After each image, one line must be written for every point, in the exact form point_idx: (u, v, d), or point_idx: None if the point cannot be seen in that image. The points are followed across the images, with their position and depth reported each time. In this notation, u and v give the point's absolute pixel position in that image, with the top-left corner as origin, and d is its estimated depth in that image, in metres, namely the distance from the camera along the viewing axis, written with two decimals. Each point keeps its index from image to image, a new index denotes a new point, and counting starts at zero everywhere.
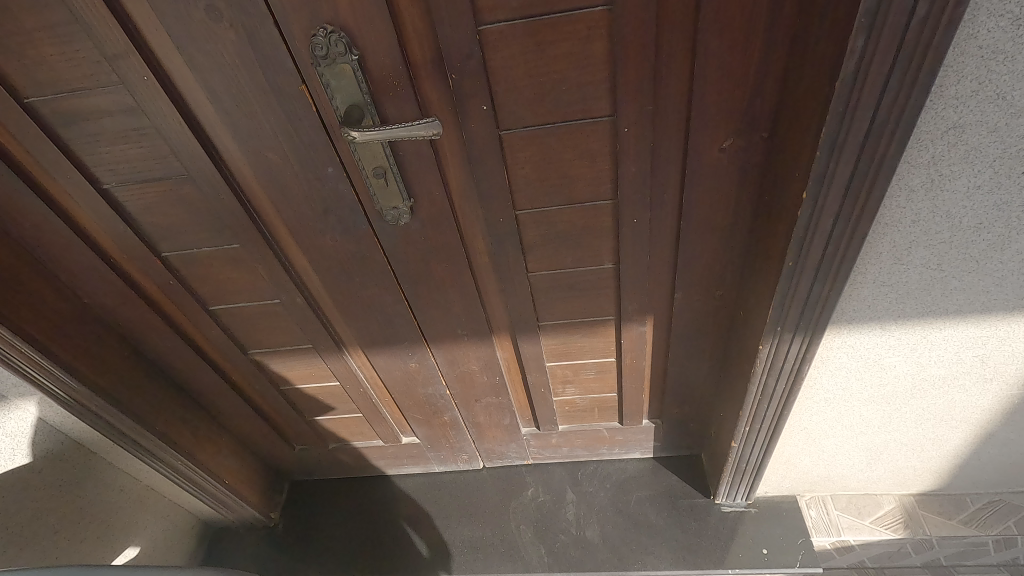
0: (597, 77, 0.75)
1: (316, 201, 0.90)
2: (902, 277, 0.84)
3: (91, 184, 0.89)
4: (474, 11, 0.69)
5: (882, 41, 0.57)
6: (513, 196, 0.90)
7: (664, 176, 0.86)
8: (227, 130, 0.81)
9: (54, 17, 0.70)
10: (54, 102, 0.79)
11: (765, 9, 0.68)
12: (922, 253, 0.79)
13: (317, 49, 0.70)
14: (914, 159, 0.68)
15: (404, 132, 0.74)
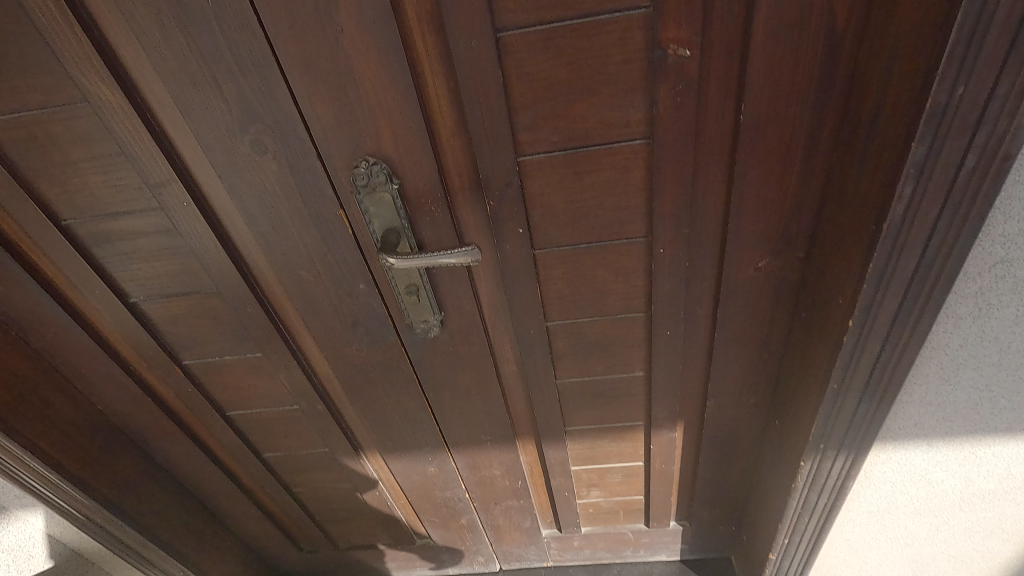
0: (634, 202, 0.75)
1: (345, 314, 0.89)
2: (957, 405, 0.75)
3: (119, 299, 0.88)
4: (514, 145, 0.70)
5: (929, 189, 0.55)
6: (544, 309, 0.89)
7: (698, 291, 0.85)
8: (261, 250, 0.80)
9: (100, 150, 0.71)
10: (90, 223, 0.79)
11: (803, 145, 0.68)
12: (979, 383, 0.71)
13: (359, 179, 0.70)
14: (958, 291, 0.62)
15: (442, 258, 0.74)
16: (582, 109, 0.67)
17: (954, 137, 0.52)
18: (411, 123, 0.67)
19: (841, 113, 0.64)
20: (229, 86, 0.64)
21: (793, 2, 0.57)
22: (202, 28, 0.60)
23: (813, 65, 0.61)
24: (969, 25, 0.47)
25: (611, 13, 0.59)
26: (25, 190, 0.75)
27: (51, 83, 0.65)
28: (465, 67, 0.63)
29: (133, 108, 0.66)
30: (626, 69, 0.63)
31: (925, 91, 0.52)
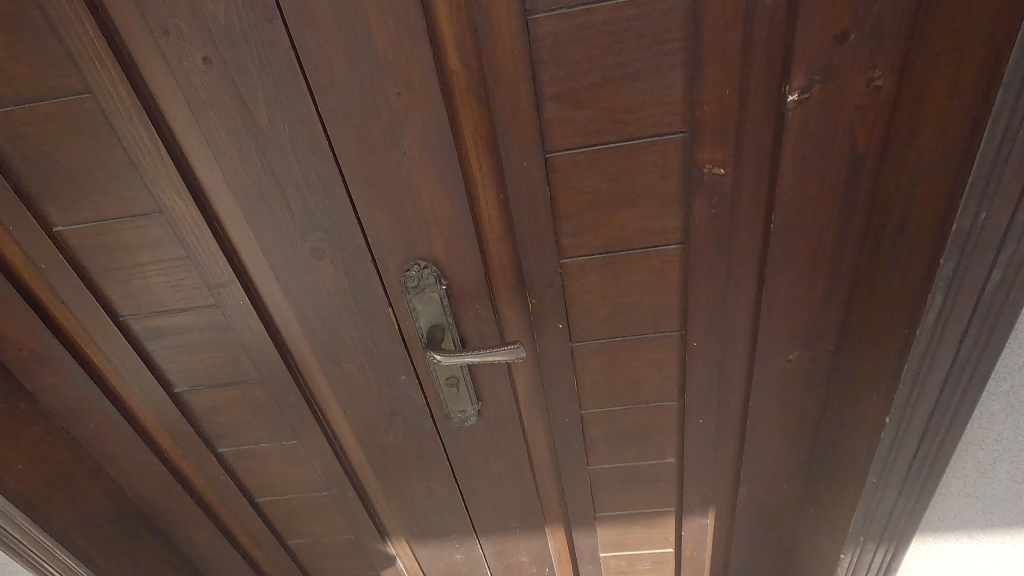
0: (669, 299, 0.79)
1: (384, 403, 0.90)
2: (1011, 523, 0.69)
3: (164, 389, 0.90)
4: (557, 248, 0.74)
5: (958, 298, 0.58)
6: (580, 398, 0.91)
7: (730, 381, 0.87)
8: (308, 343, 0.83)
9: (166, 254, 0.75)
10: (147, 319, 0.82)
11: (830, 249, 0.72)
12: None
13: (409, 280, 0.74)
14: (993, 390, 0.61)
15: (486, 356, 0.75)
16: (622, 217, 0.71)
17: (980, 253, 0.55)
18: (462, 230, 0.71)
19: (865, 222, 0.69)
20: (296, 200, 0.69)
21: (818, 129, 0.63)
22: (277, 151, 0.65)
23: (838, 181, 0.66)
24: (988, 161, 0.51)
25: (651, 137, 0.65)
26: (89, 290, 0.78)
27: (130, 197, 0.70)
28: (515, 183, 0.68)
29: (204, 218, 0.70)
30: (664, 184, 0.68)
31: (950, 213, 0.56)
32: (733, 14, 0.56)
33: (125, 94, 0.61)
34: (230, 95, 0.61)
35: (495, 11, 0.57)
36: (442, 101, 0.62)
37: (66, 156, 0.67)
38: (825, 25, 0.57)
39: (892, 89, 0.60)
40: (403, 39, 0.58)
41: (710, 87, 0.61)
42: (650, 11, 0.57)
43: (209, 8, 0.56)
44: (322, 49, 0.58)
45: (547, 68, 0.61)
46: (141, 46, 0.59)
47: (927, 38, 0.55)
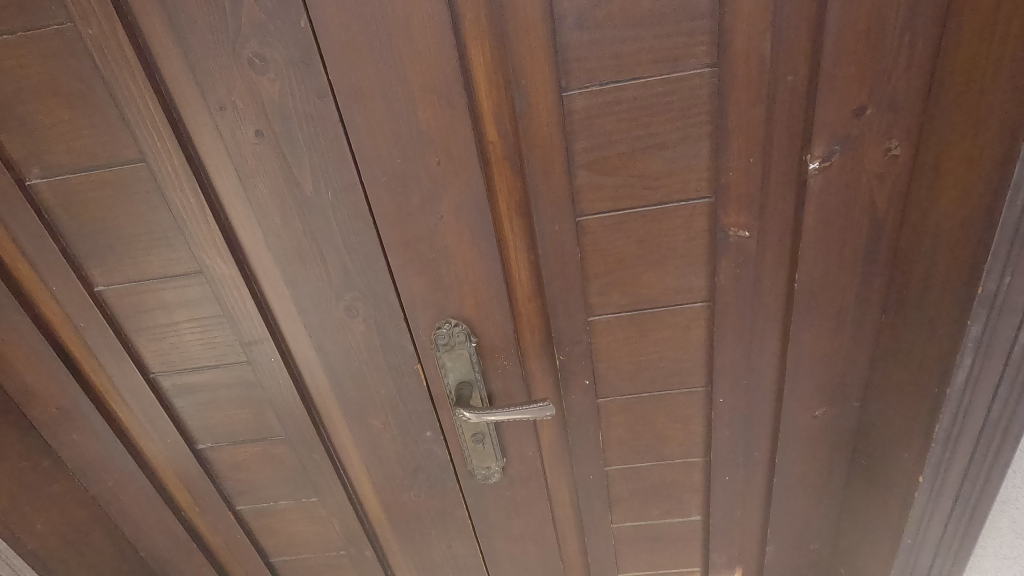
0: (694, 355, 0.80)
1: (408, 460, 0.90)
2: None
3: (187, 445, 0.90)
4: (585, 306, 0.75)
5: (988, 359, 0.60)
6: (604, 454, 0.90)
7: (756, 438, 0.87)
8: (335, 400, 0.84)
9: (202, 312, 0.76)
10: (176, 375, 0.83)
11: (854, 308, 0.73)
12: None
13: (440, 337, 0.76)
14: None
15: (514, 414, 0.75)
16: (649, 277, 0.73)
17: (1006, 315, 0.57)
18: (493, 289, 0.73)
19: (887, 282, 0.71)
20: (334, 261, 0.71)
21: (839, 195, 0.66)
22: (319, 215, 0.68)
23: (859, 243, 0.69)
24: (1009, 228, 0.53)
25: (678, 202, 0.68)
26: (123, 347, 0.79)
27: (172, 258, 0.72)
28: (546, 245, 0.70)
29: (244, 279, 0.72)
30: (690, 245, 0.70)
31: (974, 278, 0.58)
32: (756, 91, 0.60)
33: (179, 163, 0.64)
34: (279, 164, 0.65)
35: (533, 89, 0.61)
36: (478, 169, 0.65)
37: (115, 220, 0.70)
38: (843, 101, 0.60)
39: (908, 158, 0.63)
40: (445, 113, 0.62)
41: (735, 156, 0.64)
42: (678, 88, 0.61)
43: (265, 85, 0.60)
44: (368, 122, 0.62)
45: (580, 139, 0.64)
46: (198, 120, 0.62)
47: (941, 114, 0.58)
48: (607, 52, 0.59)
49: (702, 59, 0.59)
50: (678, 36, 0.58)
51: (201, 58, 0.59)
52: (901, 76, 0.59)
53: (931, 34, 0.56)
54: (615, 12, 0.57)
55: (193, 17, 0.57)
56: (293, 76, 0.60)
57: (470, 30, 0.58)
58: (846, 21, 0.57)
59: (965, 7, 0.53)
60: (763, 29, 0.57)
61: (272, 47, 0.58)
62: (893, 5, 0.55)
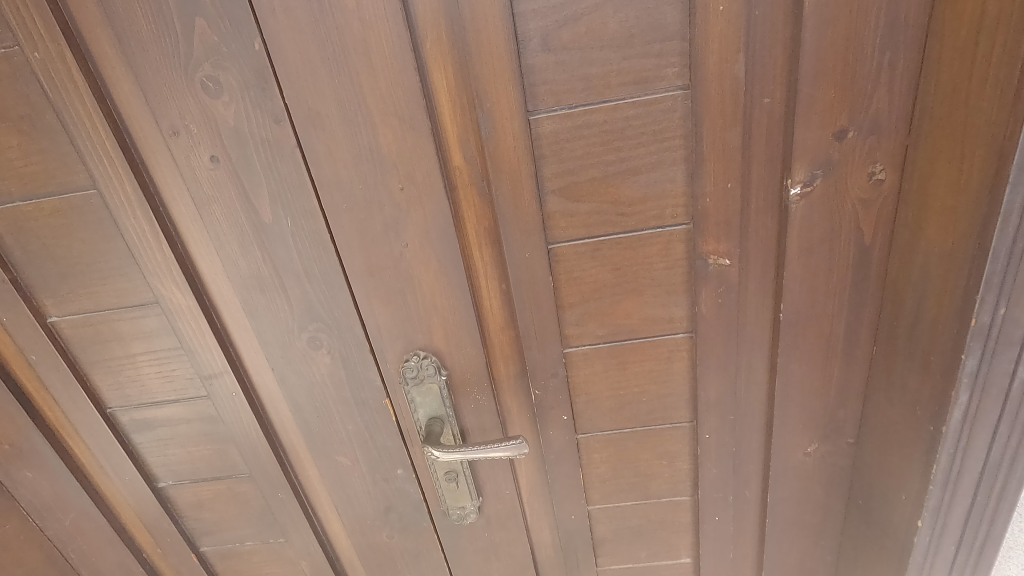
0: (677, 389, 0.76)
1: (379, 499, 0.85)
2: None
3: (147, 483, 0.85)
4: (561, 337, 0.72)
5: (986, 396, 0.56)
6: (586, 492, 0.85)
7: (746, 476, 0.82)
8: (301, 436, 0.80)
9: (160, 344, 0.73)
10: (134, 410, 0.79)
11: (843, 338, 0.69)
12: None
13: (408, 370, 0.72)
14: None
15: (487, 451, 0.71)
16: (627, 307, 0.70)
17: (1004, 350, 0.53)
18: (463, 320, 0.69)
19: (877, 312, 0.67)
20: (295, 290, 0.68)
21: (823, 221, 0.62)
22: (279, 244, 0.65)
23: (846, 271, 0.65)
24: (1002, 257, 0.50)
25: (654, 229, 0.64)
26: (77, 380, 0.75)
27: (127, 288, 0.69)
28: (517, 273, 0.67)
29: (201, 309, 0.69)
30: (669, 274, 0.67)
31: (966, 309, 0.54)
32: (731, 114, 0.57)
33: (131, 189, 0.62)
34: (236, 191, 0.62)
35: (498, 112, 0.58)
36: (444, 195, 0.62)
37: (67, 248, 0.67)
38: (823, 123, 0.58)
39: (894, 182, 0.60)
40: (408, 137, 0.59)
41: (712, 181, 0.61)
42: (650, 111, 0.58)
43: (219, 109, 0.58)
44: (327, 147, 0.59)
45: (549, 164, 0.61)
46: (152, 145, 0.60)
47: (925, 137, 0.56)
48: (575, 74, 0.57)
49: (673, 81, 0.57)
50: (648, 57, 0.56)
51: (152, 81, 0.57)
52: (882, 98, 0.56)
53: (911, 55, 0.54)
54: (582, 32, 0.55)
55: (143, 39, 0.55)
56: (249, 100, 0.57)
57: (432, 51, 0.56)
58: (822, 41, 0.54)
59: (946, 27, 0.51)
60: (735, 50, 0.55)
61: (226, 70, 0.56)
62: (870, 25, 0.53)
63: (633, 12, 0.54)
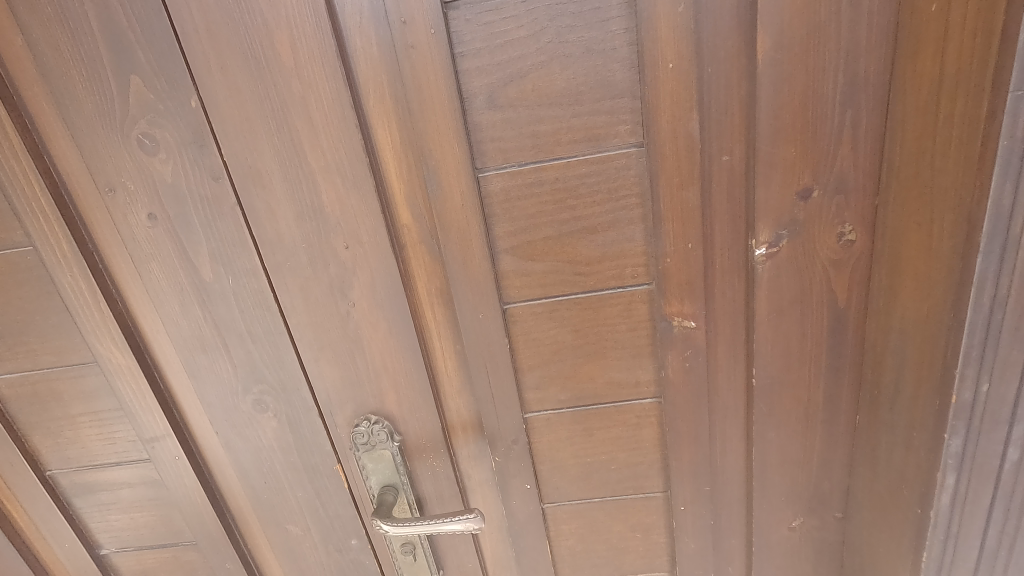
0: (648, 457, 0.71)
1: (333, 571, 0.79)
2: None
3: (88, 551, 0.80)
4: (521, 402, 0.67)
5: (974, 480, 0.51)
6: (555, 566, 0.79)
7: (727, 551, 0.75)
8: (250, 503, 0.75)
9: (100, 405, 0.69)
10: (75, 473, 0.75)
11: (822, 405, 0.65)
12: None
13: (358, 436, 0.68)
14: None
15: (439, 525, 0.65)
16: (590, 370, 0.65)
17: (990, 430, 0.48)
18: (416, 381, 0.66)
19: (857, 378, 0.63)
20: (239, 351, 0.64)
21: (792, 283, 0.59)
22: (221, 303, 0.62)
23: (821, 334, 0.61)
24: (979, 329, 0.46)
25: (615, 289, 0.61)
26: (14, 442, 0.72)
27: (66, 347, 0.66)
28: (470, 335, 0.63)
29: (142, 369, 0.66)
30: (633, 335, 0.63)
31: (945, 384, 0.49)
32: (687, 174, 0.55)
33: (67, 248, 0.59)
34: (174, 249, 0.59)
35: (444, 169, 0.56)
36: (391, 253, 0.59)
37: (3, 306, 0.64)
38: (785, 182, 0.55)
39: (865, 243, 0.56)
40: (351, 194, 0.57)
41: (671, 242, 0.58)
42: (603, 168, 0.56)
43: (157, 166, 0.56)
44: (267, 205, 0.57)
45: (501, 223, 0.58)
46: (89, 202, 0.58)
47: (894, 197, 0.52)
48: (523, 131, 0.55)
49: (627, 138, 0.54)
50: (599, 114, 0.54)
51: (88, 138, 0.55)
52: (846, 157, 0.53)
53: (873, 113, 0.51)
54: (528, 89, 0.53)
55: (79, 97, 0.54)
56: (186, 157, 0.55)
57: (375, 108, 0.54)
58: (778, 99, 0.52)
59: (907, 84, 0.48)
60: (688, 108, 0.52)
61: (163, 127, 0.54)
62: (828, 82, 0.51)
63: (580, 69, 0.52)
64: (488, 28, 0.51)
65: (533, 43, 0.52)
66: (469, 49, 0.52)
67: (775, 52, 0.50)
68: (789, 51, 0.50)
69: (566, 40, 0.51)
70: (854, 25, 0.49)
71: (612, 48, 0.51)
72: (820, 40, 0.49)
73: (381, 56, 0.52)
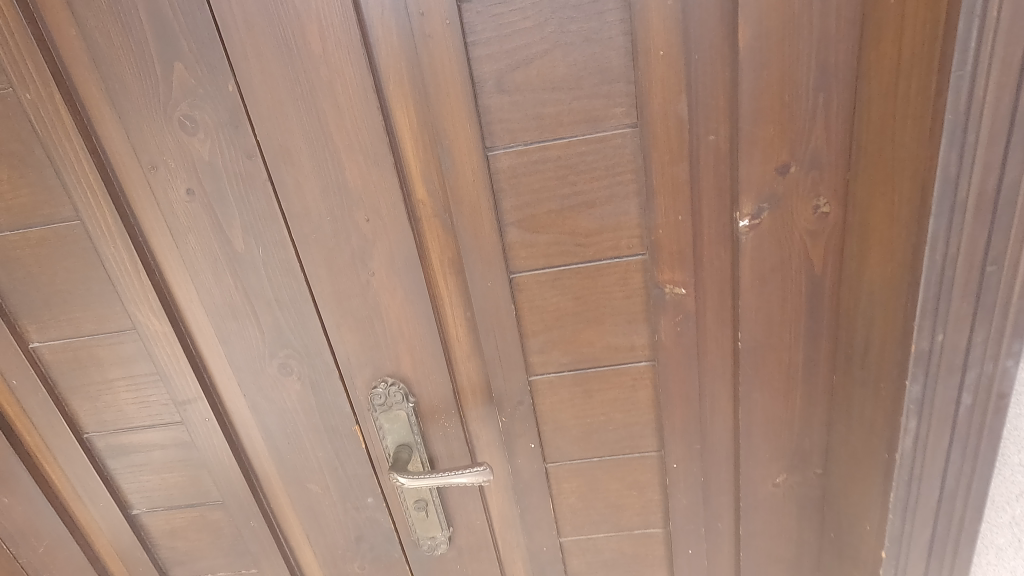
0: (643, 418, 0.76)
1: (350, 528, 0.85)
2: None
3: (121, 511, 0.86)
4: (526, 365, 0.73)
5: (933, 423, 0.57)
6: (557, 523, 0.85)
7: (717, 508, 0.81)
8: (274, 463, 0.81)
9: (137, 370, 0.75)
10: (111, 436, 0.81)
11: (802, 367, 0.71)
12: None
13: (376, 397, 0.74)
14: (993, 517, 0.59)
15: (452, 477, 0.72)
16: (589, 335, 0.71)
17: (946, 376, 0.54)
18: (429, 346, 0.71)
19: (833, 341, 0.68)
20: (267, 317, 0.70)
21: (773, 252, 0.65)
22: (252, 272, 0.68)
23: (800, 300, 0.67)
24: (933, 284, 0.52)
25: (612, 259, 0.67)
26: (56, 405, 0.77)
27: (106, 315, 0.71)
28: (480, 302, 0.69)
29: (176, 335, 0.71)
30: (628, 302, 0.69)
31: (906, 336, 0.55)
32: (677, 151, 0.61)
33: (112, 221, 0.65)
34: (210, 221, 0.65)
35: (457, 148, 0.61)
36: (408, 226, 0.65)
37: (50, 277, 0.70)
38: (766, 159, 0.60)
39: (838, 215, 0.62)
40: (373, 171, 0.62)
41: (663, 214, 0.64)
42: (601, 147, 0.61)
43: (196, 145, 0.61)
44: (296, 181, 0.63)
45: (508, 197, 0.64)
46: (131, 179, 0.63)
47: (862, 171, 0.58)
48: (529, 113, 0.60)
49: (622, 119, 0.60)
50: (597, 98, 0.60)
51: (134, 119, 0.61)
52: (820, 136, 0.59)
53: (843, 95, 0.57)
54: (534, 75, 0.59)
55: (126, 82, 0.59)
56: (223, 137, 0.61)
57: (394, 92, 0.60)
58: (758, 83, 0.57)
59: (872, 68, 0.54)
60: (677, 92, 0.58)
61: (202, 110, 0.60)
62: (803, 68, 0.57)
63: (580, 56, 0.58)
64: (497, 19, 0.57)
65: (538, 33, 0.57)
66: (480, 38, 0.57)
67: (754, 40, 0.56)
68: (767, 39, 0.56)
69: (567, 30, 0.57)
70: (825, 16, 0.54)
71: (609, 37, 0.57)
72: (794, 30, 0.55)
73: (401, 44, 0.57)
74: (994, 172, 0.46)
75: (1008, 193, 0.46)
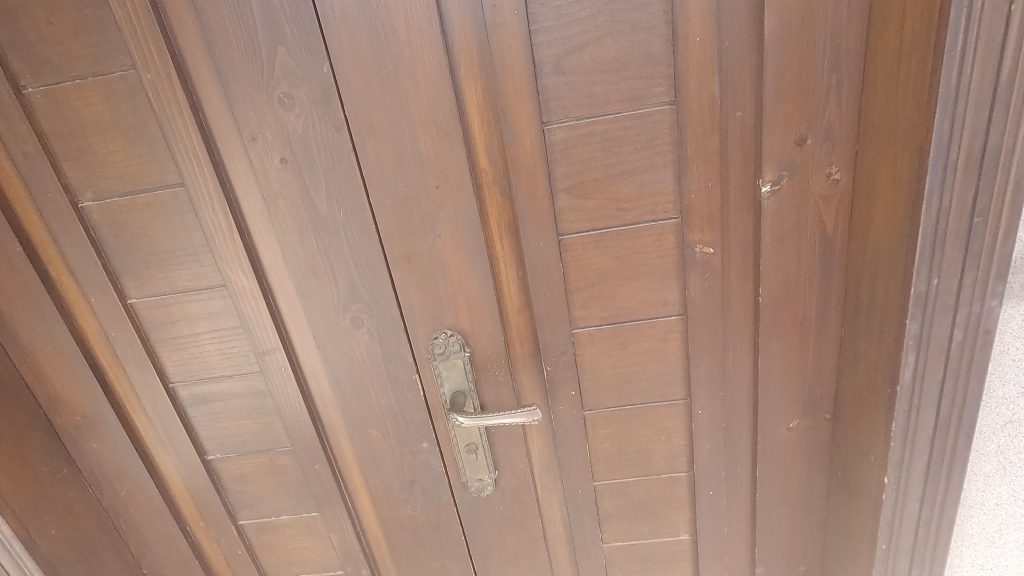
0: (673, 368, 0.86)
1: (405, 472, 0.95)
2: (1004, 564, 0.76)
3: (198, 456, 0.95)
4: (570, 319, 0.82)
5: (929, 357, 0.66)
6: (592, 467, 0.94)
7: (736, 451, 0.91)
8: (340, 411, 0.90)
9: (222, 323, 0.84)
10: (193, 385, 0.90)
11: (815, 319, 0.80)
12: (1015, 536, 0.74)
13: (437, 347, 0.83)
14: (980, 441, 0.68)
15: (504, 417, 0.82)
16: (627, 291, 0.81)
17: (941, 315, 0.64)
18: (485, 301, 0.81)
19: (842, 295, 0.78)
20: (343, 274, 0.79)
21: (792, 215, 0.74)
22: (332, 233, 0.77)
23: (814, 258, 0.76)
24: (930, 234, 0.61)
25: (650, 222, 0.76)
26: (148, 356, 0.87)
27: (200, 273, 0.81)
28: (532, 260, 0.78)
29: (261, 291, 0.81)
30: (662, 261, 0.78)
31: (907, 281, 0.64)
32: (709, 125, 0.70)
33: (213, 186, 0.74)
34: (299, 187, 0.74)
35: (518, 122, 0.71)
36: (472, 192, 0.74)
37: (152, 238, 0.79)
38: (786, 132, 0.70)
39: (848, 182, 0.72)
40: (444, 143, 0.72)
41: (696, 181, 0.73)
42: (643, 122, 0.71)
43: (292, 119, 0.71)
44: (377, 151, 0.72)
45: (560, 167, 0.73)
46: (232, 149, 0.73)
47: (869, 142, 0.68)
48: (581, 92, 0.70)
49: (662, 98, 0.70)
50: (641, 79, 0.69)
51: (239, 97, 0.70)
52: (833, 112, 0.69)
53: (853, 77, 0.67)
54: (587, 58, 0.68)
55: (235, 64, 0.69)
56: (315, 112, 0.70)
57: (465, 73, 0.69)
58: (781, 66, 0.67)
59: (877, 52, 0.64)
60: (710, 73, 0.68)
61: (300, 88, 0.69)
62: (819, 53, 0.66)
63: (627, 43, 0.68)
64: (557, 11, 0.66)
65: (592, 22, 0.67)
66: (542, 27, 0.67)
67: (778, 29, 0.65)
68: (789, 28, 0.65)
69: (617, 20, 0.67)
70: (838, 9, 0.64)
71: (652, 26, 0.67)
72: (812, 20, 0.65)
73: (474, 32, 0.67)
74: (979, 136, 0.56)
75: (991, 156, 0.56)
